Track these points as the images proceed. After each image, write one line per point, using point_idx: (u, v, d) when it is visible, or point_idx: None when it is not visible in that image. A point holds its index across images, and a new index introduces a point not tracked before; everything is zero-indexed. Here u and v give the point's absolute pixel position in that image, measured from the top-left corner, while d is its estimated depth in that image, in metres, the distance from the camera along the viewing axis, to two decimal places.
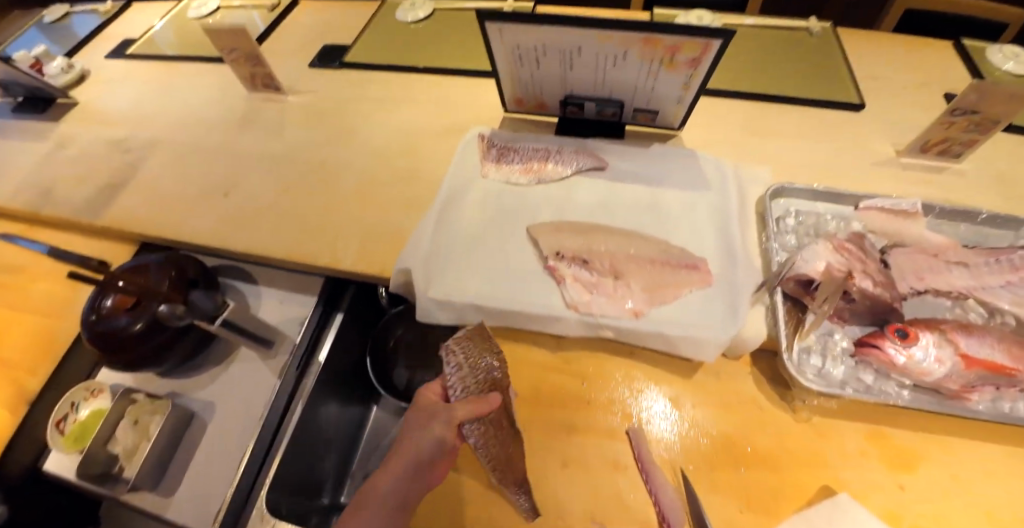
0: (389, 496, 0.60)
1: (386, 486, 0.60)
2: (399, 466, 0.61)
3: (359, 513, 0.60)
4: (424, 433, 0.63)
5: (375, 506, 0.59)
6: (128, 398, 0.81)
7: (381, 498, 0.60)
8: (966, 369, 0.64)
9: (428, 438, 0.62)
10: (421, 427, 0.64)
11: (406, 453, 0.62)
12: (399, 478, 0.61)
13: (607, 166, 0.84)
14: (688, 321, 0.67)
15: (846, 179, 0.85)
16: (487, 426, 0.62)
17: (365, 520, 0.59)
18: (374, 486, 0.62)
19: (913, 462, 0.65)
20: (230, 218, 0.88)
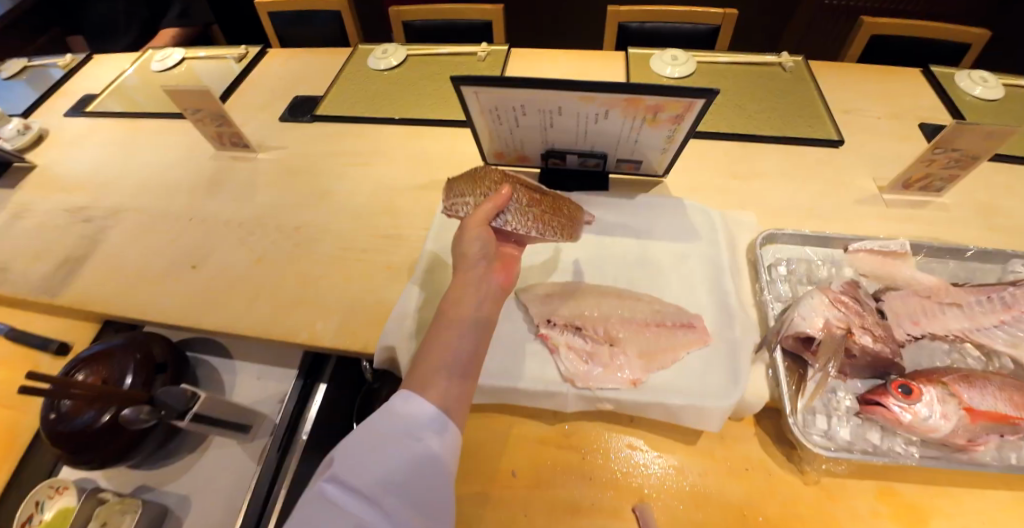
0: (461, 317, 0.58)
1: (456, 316, 0.58)
2: (462, 296, 0.59)
3: (434, 349, 0.56)
4: (468, 237, 0.64)
5: (450, 333, 0.57)
6: (95, 498, 0.73)
7: (452, 322, 0.58)
8: (972, 423, 0.62)
9: (475, 251, 0.63)
10: (466, 247, 0.63)
11: (464, 282, 0.60)
12: (465, 298, 0.59)
13: (593, 219, 0.82)
14: (689, 387, 0.64)
15: (832, 220, 0.85)
16: (522, 198, 0.69)
17: (443, 357, 0.55)
18: (438, 323, 0.58)
19: (927, 519, 0.63)
20: (200, 292, 0.83)
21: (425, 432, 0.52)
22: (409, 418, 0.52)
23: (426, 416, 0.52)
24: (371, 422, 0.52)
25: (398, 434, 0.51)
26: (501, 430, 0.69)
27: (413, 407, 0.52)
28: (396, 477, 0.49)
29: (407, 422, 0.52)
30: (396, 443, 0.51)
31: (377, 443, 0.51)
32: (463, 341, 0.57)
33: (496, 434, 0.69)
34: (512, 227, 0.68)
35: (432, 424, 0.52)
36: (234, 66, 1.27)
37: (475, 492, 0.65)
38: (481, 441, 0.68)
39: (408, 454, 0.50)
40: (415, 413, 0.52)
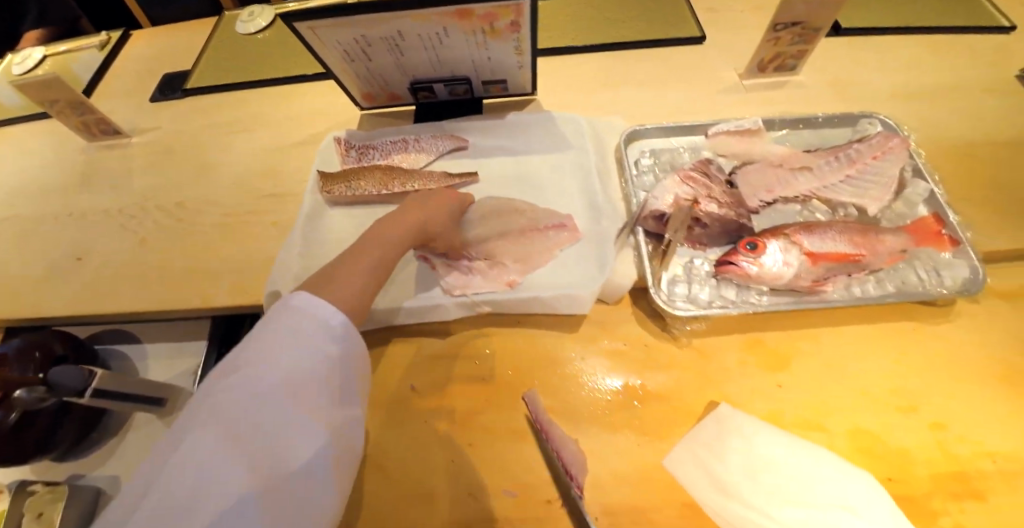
0: (392, 240, 0.61)
1: (386, 234, 0.61)
2: (396, 226, 0.63)
3: (350, 263, 0.57)
4: (441, 195, 0.70)
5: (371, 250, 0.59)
6: (26, 491, 0.73)
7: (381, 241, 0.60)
8: (813, 265, 0.68)
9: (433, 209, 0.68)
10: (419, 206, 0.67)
11: (421, 215, 0.66)
12: (403, 229, 0.63)
13: (468, 144, 0.84)
14: (561, 279, 0.69)
15: (697, 111, 0.88)
16: (379, 172, 0.80)
17: (354, 272, 0.57)
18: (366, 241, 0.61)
19: (787, 359, 0.71)
20: (89, 284, 0.82)
21: (331, 333, 0.51)
22: (315, 322, 0.51)
23: (330, 317, 0.52)
24: (264, 333, 0.49)
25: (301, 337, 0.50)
26: (400, 352, 0.72)
27: (317, 310, 0.51)
28: (305, 378, 0.48)
29: (308, 328, 0.50)
30: (303, 345, 0.49)
31: (280, 347, 0.48)
32: (381, 258, 0.59)
33: (392, 358, 0.72)
34: (363, 190, 0.79)
35: (340, 326, 0.52)
36: (95, 55, 1.17)
37: (378, 415, 0.69)
38: (381, 365, 0.72)
39: (314, 355, 0.49)
40: (320, 314, 0.51)
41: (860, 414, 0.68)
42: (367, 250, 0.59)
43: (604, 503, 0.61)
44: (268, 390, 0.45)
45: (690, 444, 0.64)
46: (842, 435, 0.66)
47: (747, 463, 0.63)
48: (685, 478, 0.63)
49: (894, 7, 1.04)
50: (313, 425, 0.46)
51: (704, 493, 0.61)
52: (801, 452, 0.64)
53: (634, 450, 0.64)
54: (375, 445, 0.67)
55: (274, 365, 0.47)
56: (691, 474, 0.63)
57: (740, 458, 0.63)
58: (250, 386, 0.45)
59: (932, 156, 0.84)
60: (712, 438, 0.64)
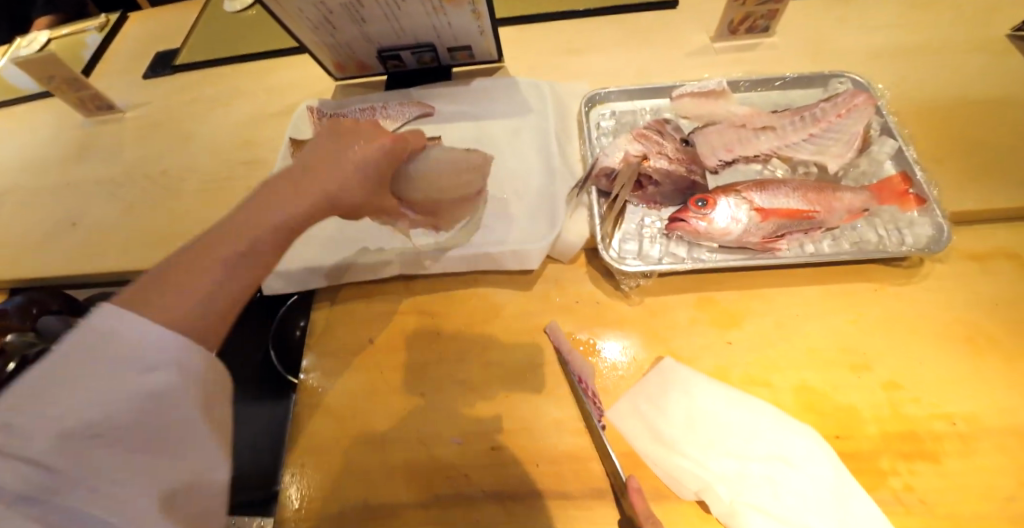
0: (284, 218, 0.44)
1: (266, 209, 0.44)
2: (290, 197, 0.46)
3: (206, 249, 0.40)
4: (353, 147, 0.52)
5: (244, 229, 0.42)
6: None
7: (265, 213, 0.44)
8: (763, 221, 0.68)
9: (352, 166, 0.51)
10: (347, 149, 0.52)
11: (325, 176, 0.49)
12: (304, 199, 0.46)
13: (434, 110, 0.86)
14: (512, 236, 0.73)
15: (664, 75, 0.88)
16: None
17: (204, 267, 0.40)
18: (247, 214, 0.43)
19: (739, 317, 0.70)
20: (81, 247, 0.88)
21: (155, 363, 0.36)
22: (129, 346, 0.36)
23: (153, 341, 0.36)
24: (47, 373, 0.34)
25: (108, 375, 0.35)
26: (361, 307, 0.76)
27: (133, 330, 0.36)
28: (114, 431, 0.34)
29: (118, 359, 0.35)
30: (110, 385, 0.35)
31: (73, 392, 0.34)
32: (252, 245, 0.42)
33: (356, 312, 0.76)
34: None
35: (167, 348, 0.37)
36: (95, 37, 1.23)
37: (338, 367, 0.72)
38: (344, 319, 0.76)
39: (128, 396, 0.35)
40: (136, 335, 0.36)
41: (807, 371, 0.66)
42: (241, 228, 0.42)
43: (546, 450, 0.64)
44: (48, 460, 0.32)
45: (629, 398, 0.66)
46: (790, 392, 0.65)
47: (686, 415, 0.64)
48: (626, 430, 0.64)
49: None
50: (127, 492, 0.34)
51: (641, 444, 0.63)
52: (742, 406, 0.64)
53: (578, 401, 0.66)
54: (335, 394, 0.71)
55: (48, 427, 0.32)
56: (632, 426, 0.64)
57: (680, 410, 0.64)
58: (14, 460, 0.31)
59: (908, 114, 0.82)
60: (649, 393, 0.65)
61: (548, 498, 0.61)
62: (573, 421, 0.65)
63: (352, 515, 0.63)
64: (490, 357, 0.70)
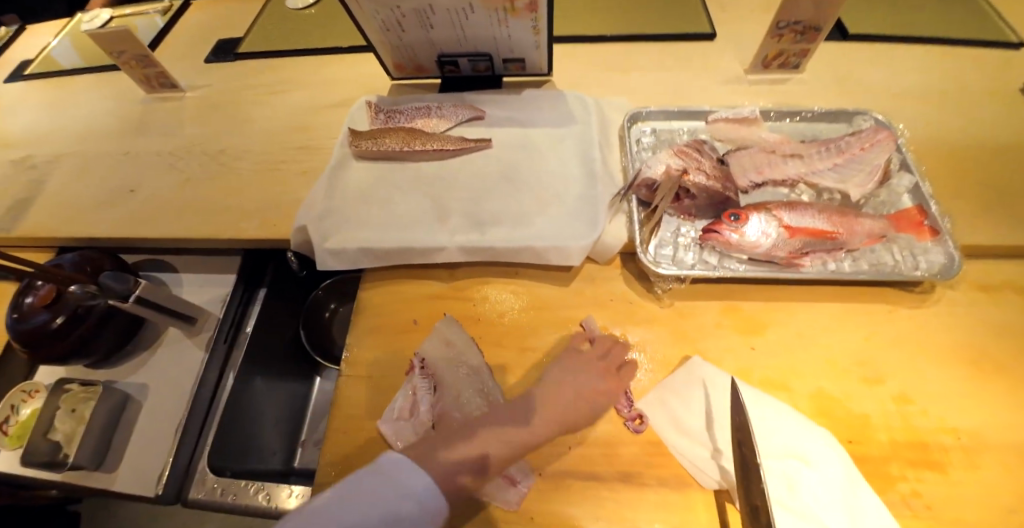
0: (528, 432, 0.63)
1: (508, 434, 0.62)
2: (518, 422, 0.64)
3: (472, 438, 0.61)
4: (586, 395, 0.67)
5: (498, 434, 0.62)
6: (62, 389, 0.85)
7: (502, 438, 0.62)
8: (790, 237, 0.73)
9: (560, 407, 0.65)
10: (569, 378, 0.68)
11: (560, 408, 0.65)
12: (536, 415, 0.64)
13: (485, 114, 0.92)
14: (556, 233, 0.77)
15: (700, 99, 0.95)
16: (404, 132, 0.87)
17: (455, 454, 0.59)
18: (488, 426, 0.63)
19: (762, 326, 0.75)
20: (139, 213, 0.92)
21: (419, 504, 0.55)
22: (390, 480, 0.55)
23: (422, 489, 0.55)
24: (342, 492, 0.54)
25: (383, 498, 0.53)
26: (406, 290, 0.80)
27: (410, 481, 0.55)
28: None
29: (397, 494, 0.54)
30: (386, 498, 0.54)
31: (368, 495, 0.53)
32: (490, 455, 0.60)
33: (401, 295, 0.80)
34: (387, 146, 0.87)
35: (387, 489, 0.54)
36: (159, 20, 1.29)
37: (382, 344, 0.77)
38: (389, 300, 0.80)
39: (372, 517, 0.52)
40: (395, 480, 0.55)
41: (824, 381, 0.71)
42: (496, 430, 0.63)
43: (578, 435, 0.68)
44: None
45: (658, 393, 0.70)
46: (806, 398, 0.70)
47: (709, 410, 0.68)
48: (655, 422, 0.68)
49: (904, 18, 1.07)
50: None
51: (668, 435, 0.67)
52: (765, 407, 0.67)
53: None
54: (379, 368, 0.75)
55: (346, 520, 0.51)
56: (659, 418, 0.68)
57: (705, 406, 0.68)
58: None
59: (925, 154, 0.88)
60: (678, 390, 0.70)
61: (578, 476, 0.65)
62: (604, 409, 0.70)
63: None
64: (527, 344, 0.75)
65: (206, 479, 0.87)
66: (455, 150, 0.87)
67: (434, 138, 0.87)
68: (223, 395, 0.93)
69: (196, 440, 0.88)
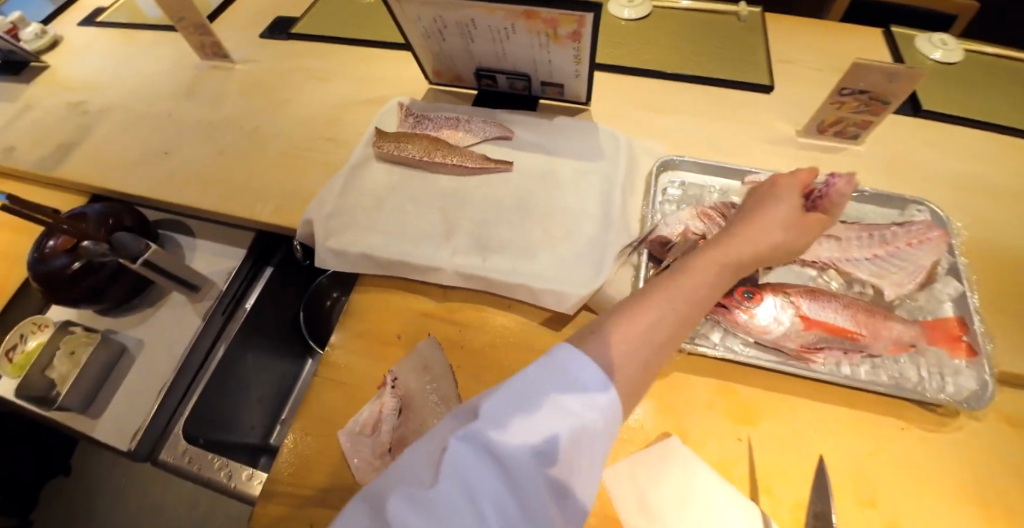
0: (705, 280, 0.54)
1: (682, 281, 0.54)
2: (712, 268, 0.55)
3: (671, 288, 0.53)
4: (778, 204, 0.61)
5: (670, 295, 0.52)
6: (66, 330, 0.90)
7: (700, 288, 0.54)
8: (805, 329, 0.68)
9: (752, 234, 0.58)
10: (758, 214, 0.60)
11: (760, 228, 0.59)
12: (714, 255, 0.56)
13: (512, 135, 0.89)
14: (556, 276, 0.74)
15: (741, 155, 0.89)
16: (426, 141, 0.86)
17: (640, 324, 0.49)
18: (679, 269, 0.56)
19: (755, 416, 0.70)
20: (168, 176, 0.95)
21: (593, 397, 0.43)
22: (579, 385, 0.43)
23: (592, 380, 0.43)
24: (514, 388, 0.42)
25: (564, 401, 0.42)
26: (397, 302, 0.79)
27: (587, 375, 0.43)
28: (556, 455, 0.40)
29: (572, 387, 0.43)
30: (563, 400, 0.42)
31: (544, 392, 0.42)
32: (683, 314, 0.52)
33: (390, 306, 0.79)
34: (407, 152, 0.85)
35: (587, 390, 0.43)
36: None
37: (362, 352, 0.76)
38: (379, 309, 0.79)
39: (557, 422, 0.41)
40: (583, 373, 0.43)
41: (812, 490, 0.65)
42: (679, 293, 0.53)
43: None
44: (514, 455, 0.39)
45: (628, 465, 0.66)
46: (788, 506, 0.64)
47: (679, 497, 0.63)
48: (619, 497, 0.64)
49: (991, 101, 0.97)
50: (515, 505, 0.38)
51: (628, 514, 0.63)
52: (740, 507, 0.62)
53: None
54: (354, 377, 0.74)
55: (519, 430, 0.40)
56: (623, 493, 0.64)
57: (675, 491, 0.64)
58: (505, 447, 0.40)
59: (982, 259, 0.79)
60: (647, 467, 0.66)
61: None
62: None
63: (339, 495, 0.66)
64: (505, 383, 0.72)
65: (177, 443, 0.87)
66: (474, 168, 0.85)
67: (455, 151, 0.85)
68: (212, 365, 0.94)
69: (176, 404, 0.89)
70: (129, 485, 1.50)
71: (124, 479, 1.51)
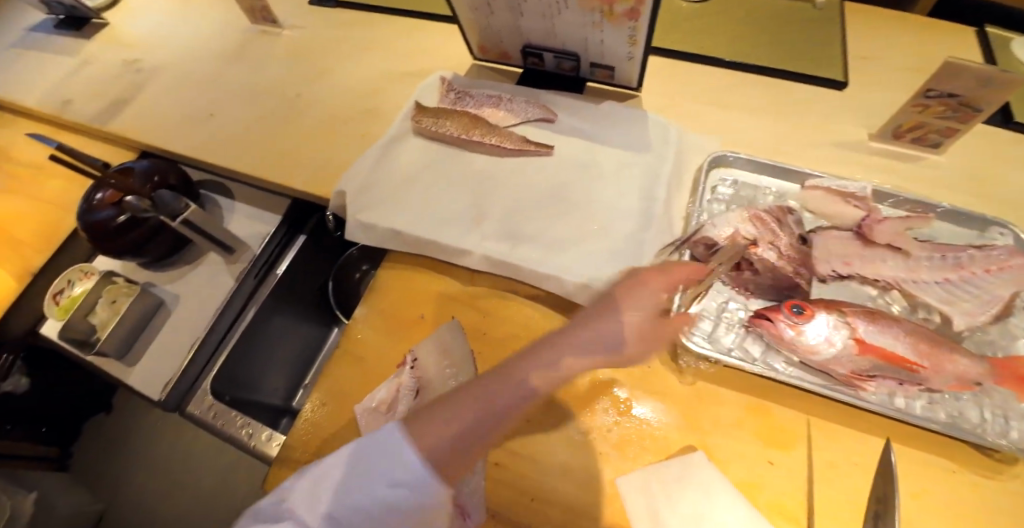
0: (514, 393, 0.63)
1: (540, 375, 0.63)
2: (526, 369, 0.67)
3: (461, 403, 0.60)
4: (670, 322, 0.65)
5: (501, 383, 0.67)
6: (110, 279, 0.93)
7: (501, 389, 0.63)
8: (860, 354, 0.62)
9: (606, 343, 0.63)
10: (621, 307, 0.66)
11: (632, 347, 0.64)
12: (497, 394, 0.63)
13: (555, 118, 0.85)
14: (590, 269, 0.70)
15: (801, 157, 0.82)
16: (466, 118, 0.82)
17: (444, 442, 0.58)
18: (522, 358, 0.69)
19: (790, 440, 0.65)
20: (211, 138, 0.96)
21: (418, 487, 0.54)
22: (407, 464, 0.55)
23: (416, 469, 0.54)
24: (351, 470, 0.55)
25: (364, 482, 0.54)
26: (423, 282, 0.78)
27: (404, 466, 0.54)
28: (399, 503, 0.54)
29: (392, 469, 0.54)
30: (365, 484, 0.54)
31: (362, 477, 0.54)
32: (510, 403, 0.62)
33: (415, 285, 0.78)
34: (446, 130, 0.82)
35: (419, 478, 0.54)
36: None
37: (383, 330, 0.75)
38: (405, 287, 0.78)
39: (379, 498, 0.53)
40: (407, 459, 0.54)
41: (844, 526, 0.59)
42: (495, 396, 0.63)
43: (545, 492, 0.63)
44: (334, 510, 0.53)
45: (645, 473, 0.62)
46: None
47: (694, 514, 0.60)
48: (631, 506, 0.60)
49: None
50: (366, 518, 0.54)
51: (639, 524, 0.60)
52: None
53: (593, 458, 0.64)
54: (374, 353, 0.73)
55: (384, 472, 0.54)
56: (636, 503, 0.61)
57: (690, 508, 0.60)
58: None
59: None
60: (667, 483, 0.61)
61: None
62: (581, 473, 0.63)
63: None
64: (525, 376, 0.69)
65: (204, 398, 0.89)
66: (516, 149, 0.81)
67: (496, 130, 0.82)
68: (241, 326, 0.95)
69: (206, 361, 0.91)
70: (163, 429, 1.58)
71: (159, 421, 1.60)
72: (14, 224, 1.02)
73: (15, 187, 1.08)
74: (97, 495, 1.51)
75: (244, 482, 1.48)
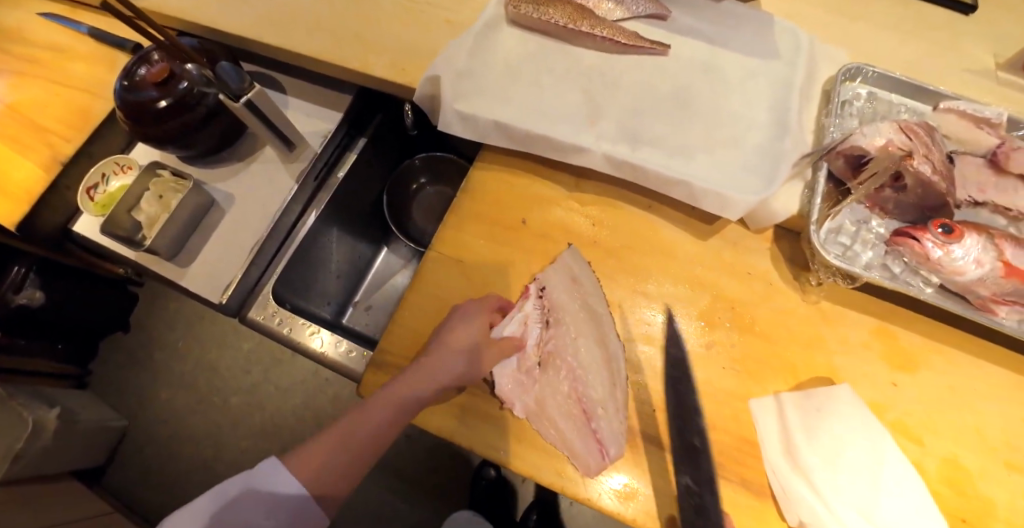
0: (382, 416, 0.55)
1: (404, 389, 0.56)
2: (383, 406, 0.56)
3: (353, 429, 0.55)
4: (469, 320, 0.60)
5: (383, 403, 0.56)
6: (154, 172, 0.83)
7: (376, 419, 0.55)
8: (1005, 277, 0.57)
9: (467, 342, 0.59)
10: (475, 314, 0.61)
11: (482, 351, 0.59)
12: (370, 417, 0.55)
13: (669, 16, 0.76)
14: (720, 177, 0.64)
15: (931, 78, 0.76)
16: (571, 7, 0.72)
17: (338, 453, 0.54)
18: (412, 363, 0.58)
19: (914, 363, 0.62)
20: (266, 16, 0.84)
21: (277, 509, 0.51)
22: (270, 496, 0.52)
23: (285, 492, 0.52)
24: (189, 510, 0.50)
25: (255, 512, 0.51)
26: (523, 186, 0.71)
27: (279, 489, 0.52)
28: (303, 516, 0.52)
29: (265, 501, 0.51)
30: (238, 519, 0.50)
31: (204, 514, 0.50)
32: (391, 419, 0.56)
33: (515, 189, 0.72)
34: (548, 17, 0.72)
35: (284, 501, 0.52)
36: None
37: (484, 233, 0.69)
38: (503, 186, 0.72)
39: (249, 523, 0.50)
40: (267, 488, 0.52)
41: (966, 450, 0.58)
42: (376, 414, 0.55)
43: (666, 402, 0.60)
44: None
45: (785, 401, 0.59)
46: (935, 460, 0.58)
47: (830, 442, 0.57)
48: (759, 424, 0.59)
49: None
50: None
51: (770, 446, 0.57)
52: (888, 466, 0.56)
53: (715, 372, 0.61)
54: (474, 257, 0.68)
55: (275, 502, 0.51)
56: (767, 424, 0.59)
57: (829, 438, 0.57)
58: None
59: None
60: (806, 411, 0.58)
61: (652, 443, 0.58)
62: (702, 387, 0.61)
63: None
64: (640, 287, 0.66)
65: (266, 304, 0.87)
66: (623, 47, 0.73)
67: (604, 23, 0.72)
68: (299, 234, 0.90)
69: (264, 268, 0.86)
70: (185, 350, 1.53)
71: (180, 341, 1.54)
72: (37, 108, 0.91)
73: (32, 67, 0.95)
74: (120, 411, 1.48)
75: (272, 403, 1.46)
